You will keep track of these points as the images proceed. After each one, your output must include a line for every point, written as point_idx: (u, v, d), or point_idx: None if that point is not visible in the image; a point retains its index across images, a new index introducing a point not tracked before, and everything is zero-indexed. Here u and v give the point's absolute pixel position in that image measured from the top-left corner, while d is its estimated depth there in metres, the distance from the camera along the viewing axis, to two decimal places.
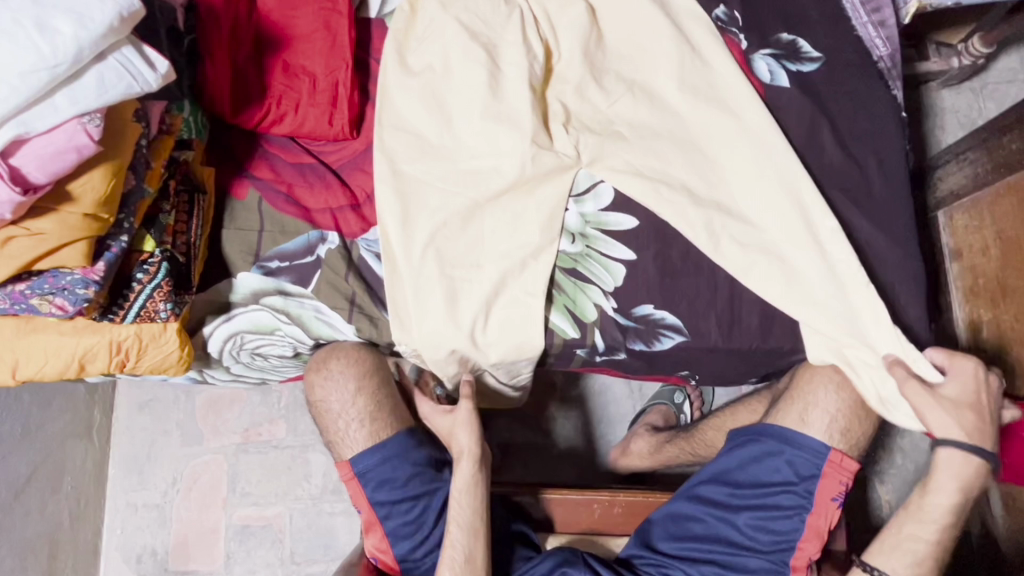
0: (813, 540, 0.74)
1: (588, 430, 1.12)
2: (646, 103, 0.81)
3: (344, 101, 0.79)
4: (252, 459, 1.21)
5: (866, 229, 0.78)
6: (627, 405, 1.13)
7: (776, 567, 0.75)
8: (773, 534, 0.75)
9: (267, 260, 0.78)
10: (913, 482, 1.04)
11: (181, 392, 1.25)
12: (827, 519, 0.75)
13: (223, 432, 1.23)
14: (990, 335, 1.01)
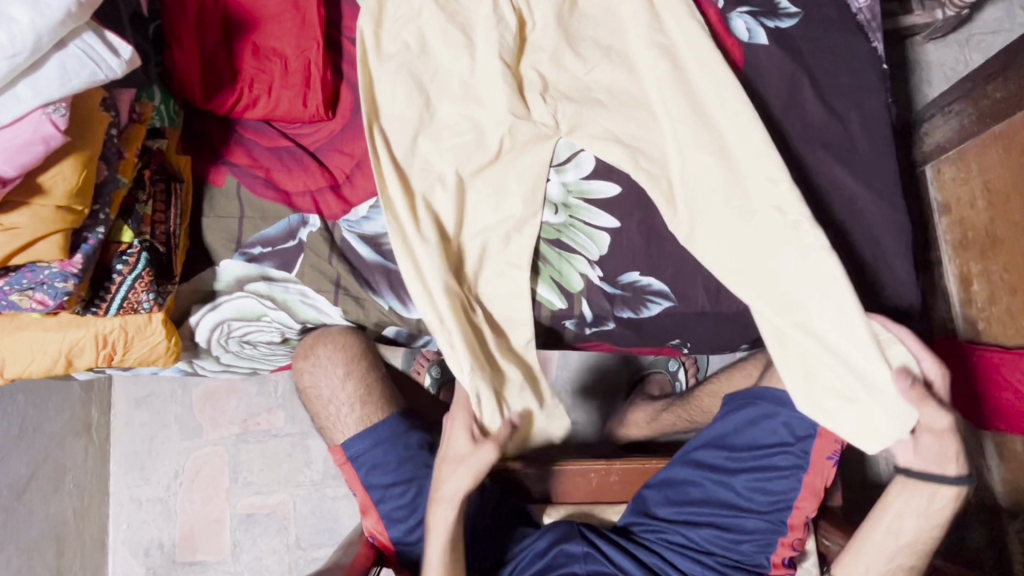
0: (809, 500, 0.74)
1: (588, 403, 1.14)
2: (624, 69, 0.80)
3: (317, 81, 0.78)
4: (252, 448, 1.22)
5: (851, 185, 0.77)
6: (626, 376, 1.16)
7: (773, 526, 0.75)
8: (769, 494, 0.76)
9: (249, 246, 0.77)
10: None
11: (177, 385, 1.25)
12: (823, 478, 0.74)
13: (221, 423, 1.23)
14: (981, 288, 1.01)
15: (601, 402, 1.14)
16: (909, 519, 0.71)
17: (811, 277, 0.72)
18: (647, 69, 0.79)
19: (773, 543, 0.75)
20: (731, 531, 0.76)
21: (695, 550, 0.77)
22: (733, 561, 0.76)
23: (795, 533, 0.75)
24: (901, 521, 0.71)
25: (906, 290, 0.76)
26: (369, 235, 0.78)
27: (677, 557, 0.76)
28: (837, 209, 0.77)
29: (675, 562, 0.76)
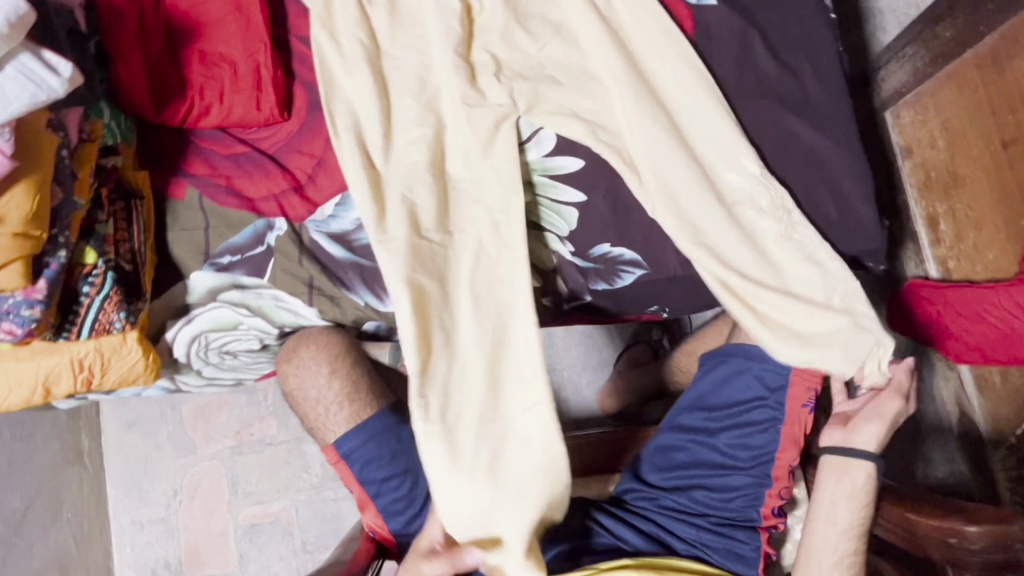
0: (791, 449, 0.75)
1: (573, 378, 1.19)
2: (575, 44, 0.80)
3: (269, 83, 0.77)
4: (249, 459, 1.22)
5: (810, 136, 0.78)
6: (608, 351, 1.19)
7: (759, 480, 0.76)
8: (752, 449, 0.76)
9: (218, 256, 0.77)
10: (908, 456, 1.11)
11: (167, 404, 1.24)
12: (801, 426, 0.75)
13: (215, 437, 1.23)
14: (948, 227, 1.03)
15: (585, 376, 1.19)
16: (841, 505, 0.72)
17: (765, 232, 0.74)
18: (598, 40, 0.79)
19: (761, 496, 0.76)
20: (721, 489, 0.78)
21: (687, 513, 0.78)
22: (725, 519, 0.77)
23: (780, 483, 0.75)
24: (836, 509, 0.72)
25: (873, 235, 0.77)
26: (337, 233, 0.78)
27: (669, 521, 0.78)
28: (799, 162, 0.77)
29: (668, 526, 0.78)
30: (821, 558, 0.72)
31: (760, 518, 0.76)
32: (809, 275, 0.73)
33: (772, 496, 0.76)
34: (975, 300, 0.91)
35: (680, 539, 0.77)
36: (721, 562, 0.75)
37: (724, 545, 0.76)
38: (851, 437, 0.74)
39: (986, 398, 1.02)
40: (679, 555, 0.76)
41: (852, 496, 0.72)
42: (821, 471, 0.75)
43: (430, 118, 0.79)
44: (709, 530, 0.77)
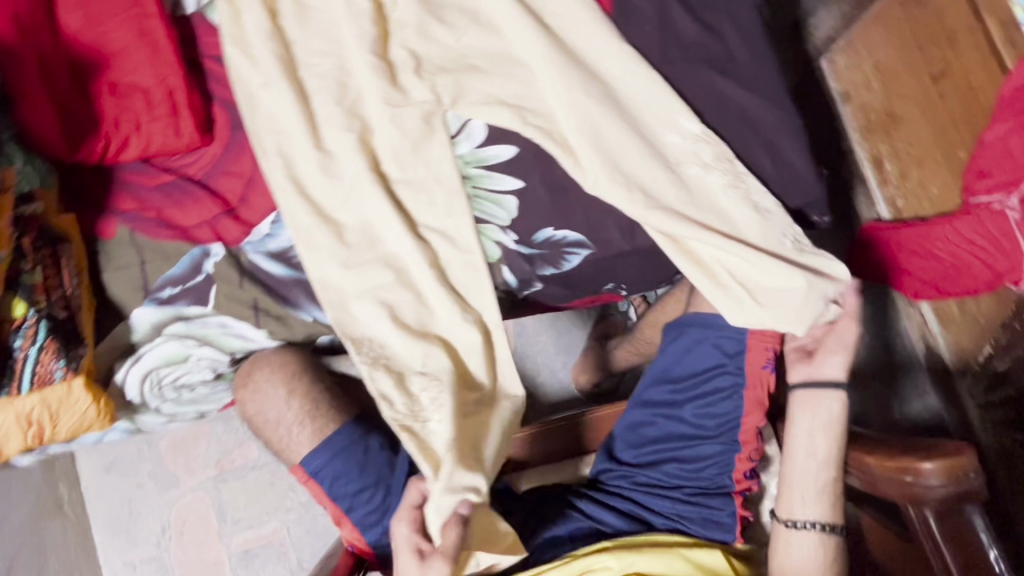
0: (755, 411, 0.76)
1: (548, 361, 1.18)
2: (493, 30, 0.79)
3: (184, 107, 0.75)
4: (233, 486, 1.21)
5: (738, 94, 0.77)
6: (578, 331, 1.19)
7: (728, 446, 0.77)
8: (719, 417, 0.77)
9: (158, 290, 0.75)
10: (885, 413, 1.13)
11: (143, 443, 1.22)
12: (764, 387, 0.75)
13: (197, 469, 1.22)
14: (892, 167, 1.03)
15: (559, 359, 1.19)
16: (818, 437, 0.72)
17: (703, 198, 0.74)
18: (516, 24, 0.78)
19: (731, 461, 0.77)
20: (693, 459, 0.78)
21: (661, 487, 0.79)
22: (699, 488, 0.78)
23: (749, 447, 0.76)
24: (812, 442, 0.72)
25: (811, 185, 0.77)
26: (276, 252, 0.77)
27: (642, 496, 0.78)
28: (732, 120, 0.76)
29: (642, 501, 0.78)
30: (802, 491, 0.71)
31: (733, 483, 0.77)
32: (755, 224, 0.71)
33: (741, 460, 0.77)
34: (922, 238, 0.89)
35: (658, 513, 0.78)
36: (699, 531, 0.75)
37: (700, 515, 0.76)
38: (818, 369, 0.73)
39: (949, 331, 1.03)
40: (657, 530, 0.76)
41: (824, 430, 0.72)
42: (793, 406, 0.74)
43: (356, 123, 0.78)
44: (684, 501, 0.77)
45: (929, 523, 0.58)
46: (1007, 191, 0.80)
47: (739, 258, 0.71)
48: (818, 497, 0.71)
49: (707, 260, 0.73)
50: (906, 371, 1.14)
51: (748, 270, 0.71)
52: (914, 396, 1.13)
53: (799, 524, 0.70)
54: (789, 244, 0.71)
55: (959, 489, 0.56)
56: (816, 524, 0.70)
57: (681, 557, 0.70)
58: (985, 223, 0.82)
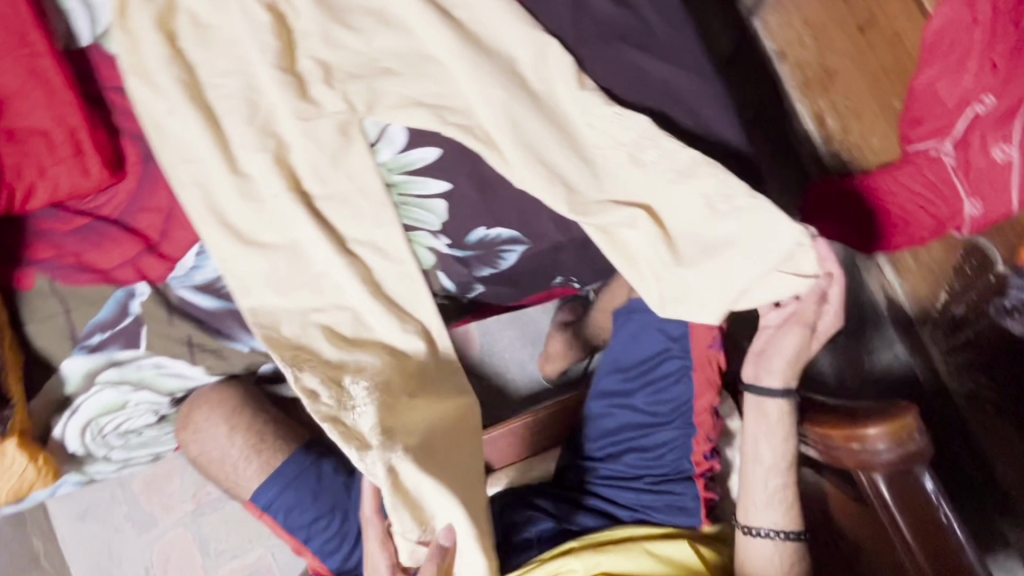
0: (707, 391, 0.75)
1: (514, 356, 1.04)
2: (402, 28, 0.76)
3: (89, 146, 0.71)
4: (212, 517, 1.18)
5: (659, 69, 0.75)
6: (542, 318, 1.05)
7: (684, 430, 0.77)
8: (670, 401, 0.77)
9: (86, 337, 0.73)
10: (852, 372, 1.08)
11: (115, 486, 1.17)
12: (714, 366, 0.74)
13: (173, 505, 1.17)
14: (835, 126, 1.00)
15: (526, 352, 1.04)
16: (764, 445, 0.72)
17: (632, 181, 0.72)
18: (423, 21, 0.74)
19: (689, 445, 0.77)
20: (651, 446, 0.78)
21: (624, 478, 0.79)
22: (661, 476, 0.78)
23: (705, 429, 0.75)
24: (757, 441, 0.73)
25: (743, 154, 0.75)
26: (203, 284, 0.75)
27: (606, 489, 0.79)
28: (657, 96, 0.74)
29: (607, 495, 0.79)
30: (756, 484, 0.72)
31: (694, 467, 0.77)
32: (682, 199, 0.69)
33: (699, 444, 0.76)
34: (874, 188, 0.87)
35: (623, 506, 0.78)
36: (664, 519, 0.76)
37: (665, 503, 0.76)
38: (760, 375, 0.74)
39: (905, 280, 1.01)
40: (624, 523, 0.77)
41: (772, 431, 0.72)
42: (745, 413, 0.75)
43: (271, 142, 0.75)
44: (648, 490, 0.77)
45: (881, 488, 0.58)
46: (939, 138, 0.80)
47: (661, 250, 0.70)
48: (773, 506, 0.71)
49: (637, 247, 0.72)
50: (870, 324, 1.08)
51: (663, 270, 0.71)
52: (881, 349, 1.08)
53: (755, 530, 0.71)
54: (705, 216, 0.68)
55: (906, 451, 0.58)
56: (777, 533, 0.70)
57: (646, 553, 0.70)
58: (924, 171, 0.81)
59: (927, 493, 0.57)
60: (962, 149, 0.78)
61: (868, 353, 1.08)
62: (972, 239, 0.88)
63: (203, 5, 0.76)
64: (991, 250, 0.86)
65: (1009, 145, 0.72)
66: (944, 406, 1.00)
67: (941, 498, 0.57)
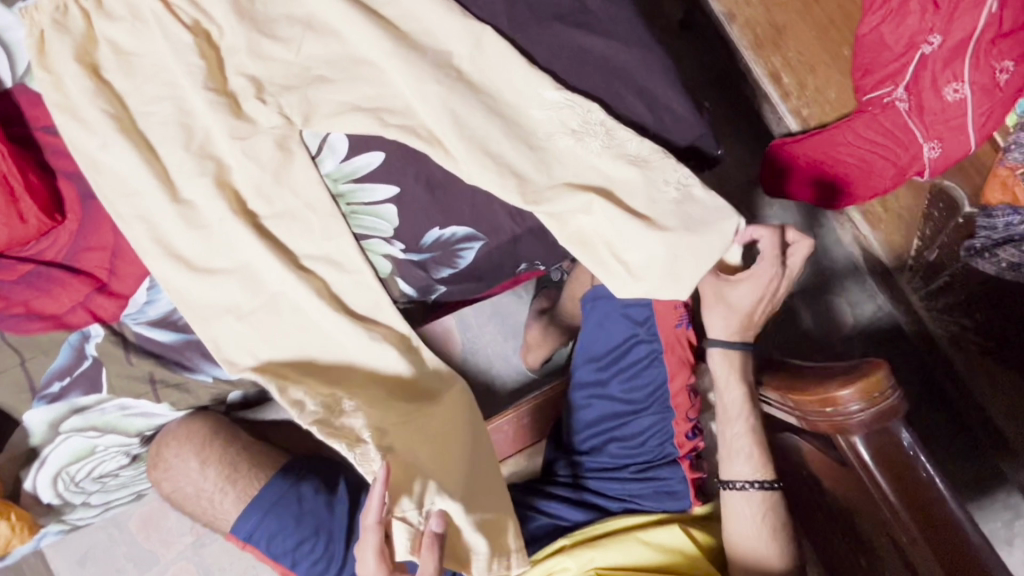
0: (681, 371, 0.74)
1: (498, 351, 0.95)
2: (330, 32, 0.73)
3: (24, 191, 0.66)
4: (215, 546, 1.00)
5: (599, 44, 0.73)
6: (519, 308, 0.95)
7: (662, 414, 0.76)
8: (644, 387, 0.76)
9: (46, 387, 0.72)
10: (835, 325, 1.07)
11: (109, 525, 0.99)
12: (683, 345, 0.74)
13: (173, 538, 1.00)
14: (790, 81, 0.98)
15: (508, 345, 0.95)
16: (737, 400, 0.73)
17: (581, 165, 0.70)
18: (351, 24, 0.72)
19: (669, 429, 0.76)
20: (632, 434, 0.78)
21: (609, 468, 0.79)
22: (645, 463, 0.78)
23: (682, 409, 0.75)
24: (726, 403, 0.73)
25: (691, 123, 0.74)
26: (158, 318, 0.74)
27: (594, 483, 0.79)
28: (598, 73, 0.72)
29: (595, 488, 0.79)
30: (733, 450, 0.72)
31: (677, 450, 0.76)
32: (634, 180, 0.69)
33: (679, 425, 0.75)
34: (832, 142, 0.85)
35: (612, 498, 0.78)
36: (654, 506, 0.76)
37: (652, 490, 0.77)
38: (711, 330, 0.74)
39: (879, 231, 0.99)
40: (614, 515, 0.77)
41: (731, 384, 0.73)
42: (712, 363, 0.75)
43: (210, 164, 0.73)
44: (634, 479, 0.78)
45: (860, 450, 0.58)
46: (892, 83, 0.79)
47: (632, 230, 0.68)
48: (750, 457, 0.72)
49: (589, 232, 0.70)
50: (851, 275, 1.07)
51: (619, 240, 0.69)
52: (864, 298, 1.06)
53: (733, 484, 0.71)
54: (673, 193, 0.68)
55: (878, 410, 0.57)
56: (752, 483, 0.71)
57: (641, 543, 0.73)
58: (879, 119, 0.80)
59: (903, 444, 0.57)
60: (915, 93, 0.77)
61: (850, 305, 1.07)
62: (937, 182, 0.85)
63: (122, 32, 0.71)
64: (955, 189, 0.83)
65: (960, 83, 0.72)
66: (933, 351, 0.99)
67: (919, 450, 0.57)
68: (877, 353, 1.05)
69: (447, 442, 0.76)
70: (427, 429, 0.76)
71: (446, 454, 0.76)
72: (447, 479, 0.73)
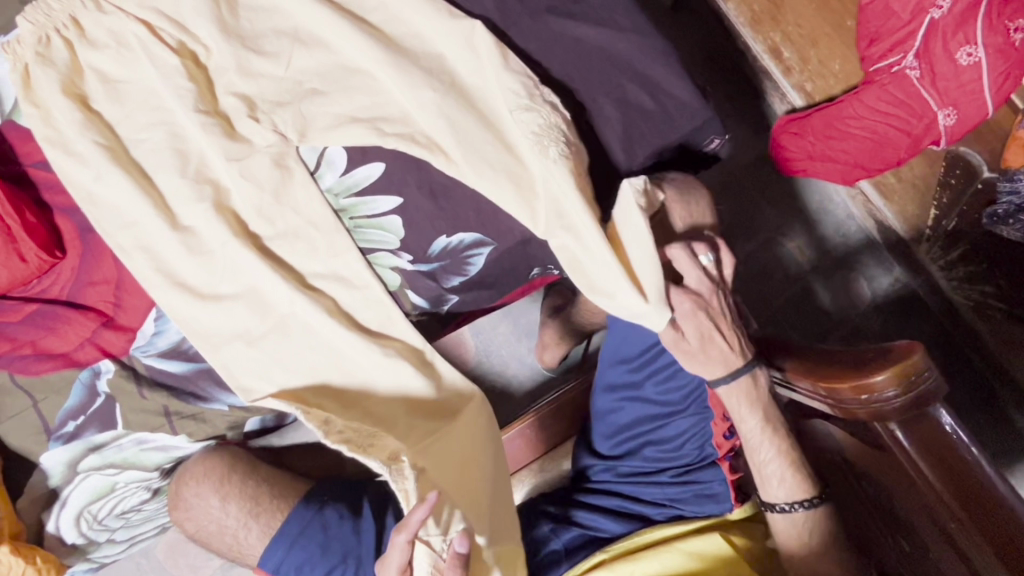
0: None
1: (512, 352, 0.93)
2: (319, 42, 0.71)
3: (22, 231, 0.65)
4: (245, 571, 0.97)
5: (596, 34, 0.70)
6: (532, 309, 0.94)
7: (700, 415, 0.74)
8: (681, 388, 0.74)
9: (60, 428, 0.71)
10: (854, 300, 1.04)
11: (136, 557, 0.95)
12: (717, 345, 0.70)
13: (202, 566, 0.97)
14: (792, 55, 0.96)
15: (523, 345, 0.93)
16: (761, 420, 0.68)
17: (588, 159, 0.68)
18: (339, 33, 0.70)
19: (707, 431, 0.75)
20: (668, 438, 0.76)
21: (649, 473, 0.78)
22: (683, 467, 0.76)
23: (719, 408, 0.73)
24: (745, 432, 0.68)
25: (696, 108, 0.71)
26: (169, 349, 0.73)
27: (628, 488, 0.78)
28: (594, 64, 0.70)
29: (630, 493, 0.78)
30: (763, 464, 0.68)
31: (716, 451, 0.75)
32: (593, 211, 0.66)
33: (716, 424, 0.74)
34: (840, 117, 0.82)
35: (651, 504, 0.77)
36: (696, 511, 0.75)
37: (693, 493, 0.75)
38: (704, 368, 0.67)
39: (892, 203, 0.97)
40: (654, 522, 0.76)
41: (745, 414, 0.68)
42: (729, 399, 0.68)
43: (208, 189, 0.71)
44: (674, 483, 0.76)
45: (901, 439, 0.56)
46: (900, 52, 0.76)
47: (626, 243, 0.66)
48: (790, 477, 0.67)
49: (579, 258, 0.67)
50: (867, 247, 1.04)
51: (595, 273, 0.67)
52: (882, 271, 1.03)
53: (777, 506, 0.68)
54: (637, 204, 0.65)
55: (915, 395, 0.55)
56: (796, 504, 0.67)
57: (680, 553, 0.71)
58: (891, 90, 0.77)
59: (944, 427, 0.55)
60: (926, 58, 0.74)
61: (867, 280, 1.04)
62: (952, 149, 0.83)
63: (107, 60, 0.69)
64: (972, 155, 0.82)
65: (974, 45, 0.70)
66: (954, 320, 0.97)
67: (961, 432, 0.55)
68: (897, 325, 1.02)
69: (467, 462, 0.75)
70: (448, 456, 0.74)
71: (468, 473, 0.75)
72: (470, 505, 0.72)
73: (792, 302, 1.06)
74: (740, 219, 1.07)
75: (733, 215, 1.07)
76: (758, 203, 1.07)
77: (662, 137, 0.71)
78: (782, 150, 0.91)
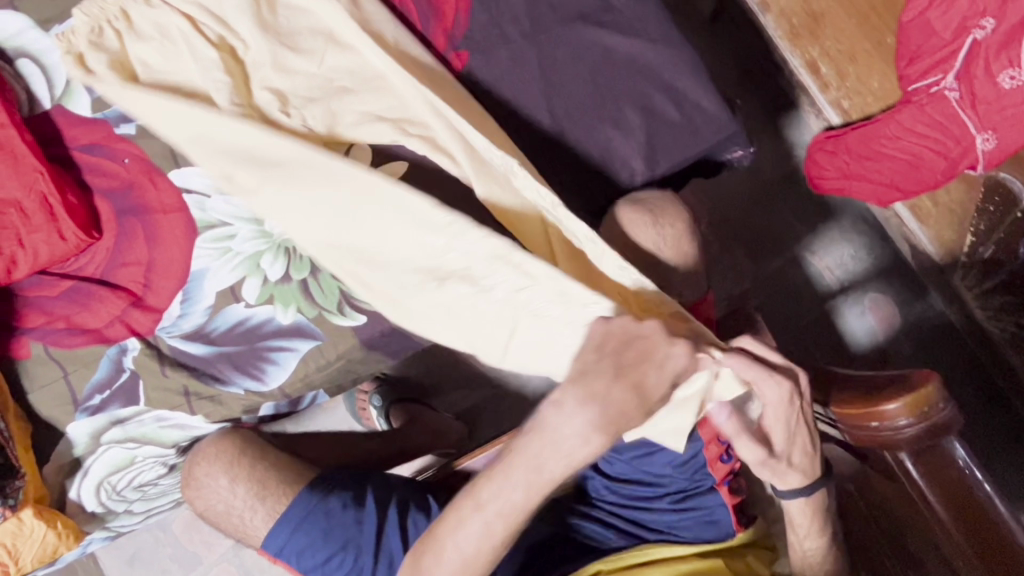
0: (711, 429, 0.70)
1: None
2: (351, 41, 0.72)
3: (63, 210, 0.69)
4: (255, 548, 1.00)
5: (622, 44, 0.71)
6: None
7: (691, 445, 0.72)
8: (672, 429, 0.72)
9: (87, 400, 0.75)
10: (884, 322, 1.01)
11: (155, 526, 0.99)
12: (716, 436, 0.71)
13: (215, 540, 1.00)
14: (830, 72, 0.94)
15: None
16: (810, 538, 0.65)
17: None
18: (370, 33, 0.71)
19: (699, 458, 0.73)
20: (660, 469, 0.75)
21: (647, 497, 0.76)
22: (680, 493, 0.75)
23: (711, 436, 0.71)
24: (803, 547, 0.66)
25: (721, 121, 0.71)
26: (192, 331, 0.75)
27: (629, 511, 0.76)
28: (621, 74, 0.71)
29: (631, 516, 0.76)
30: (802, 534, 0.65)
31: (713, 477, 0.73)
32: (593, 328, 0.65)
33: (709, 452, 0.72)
34: (873, 138, 0.81)
35: (652, 528, 0.75)
36: (695, 537, 0.73)
37: (693, 519, 0.74)
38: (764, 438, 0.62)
39: (927, 226, 0.93)
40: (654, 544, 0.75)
41: (812, 532, 0.65)
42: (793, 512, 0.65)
43: None
44: (671, 510, 0.74)
45: (910, 470, 0.55)
46: (941, 72, 0.74)
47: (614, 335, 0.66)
48: None
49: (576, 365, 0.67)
50: (903, 272, 1.01)
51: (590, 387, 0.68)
52: (916, 298, 1.01)
53: None
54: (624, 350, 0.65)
55: (929, 425, 0.54)
56: None
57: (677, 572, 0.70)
58: (928, 112, 0.75)
59: (957, 461, 0.54)
60: (966, 81, 0.72)
61: (899, 304, 1.01)
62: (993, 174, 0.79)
63: (150, 50, 0.71)
64: (1012, 181, 0.76)
65: (1016, 69, 0.66)
66: (989, 350, 0.93)
67: (974, 467, 0.54)
68: (925, 352, 1.00)
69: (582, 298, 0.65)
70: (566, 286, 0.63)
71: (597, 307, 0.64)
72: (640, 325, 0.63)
73: (823, 323, 1.03)
74: (769, 235, 1.05)
75: (758, 232, 1.05)
76: (777, 222, 1.05)
77: (687, 150, 0.70)
78: (817, 167, 0.90)
